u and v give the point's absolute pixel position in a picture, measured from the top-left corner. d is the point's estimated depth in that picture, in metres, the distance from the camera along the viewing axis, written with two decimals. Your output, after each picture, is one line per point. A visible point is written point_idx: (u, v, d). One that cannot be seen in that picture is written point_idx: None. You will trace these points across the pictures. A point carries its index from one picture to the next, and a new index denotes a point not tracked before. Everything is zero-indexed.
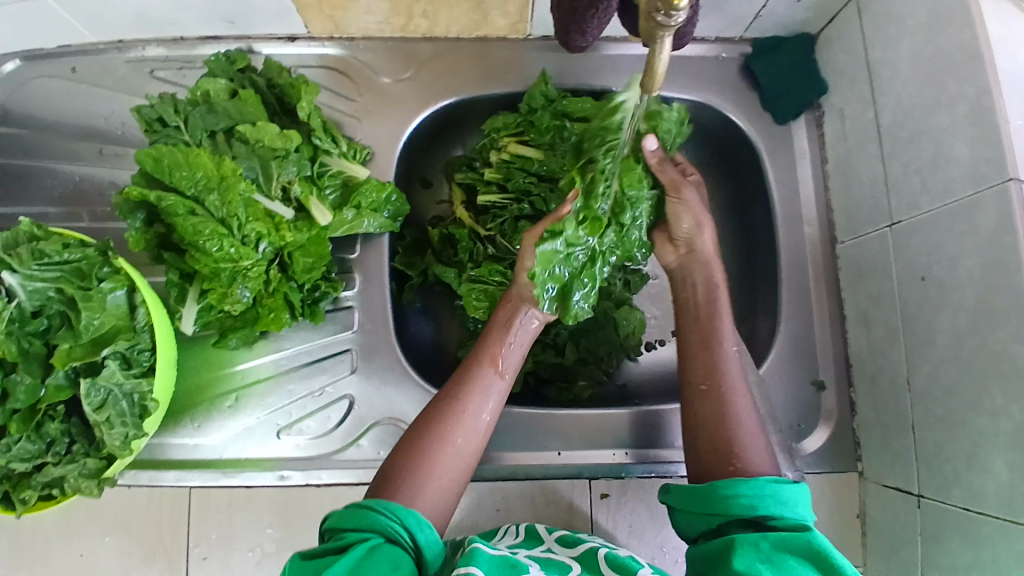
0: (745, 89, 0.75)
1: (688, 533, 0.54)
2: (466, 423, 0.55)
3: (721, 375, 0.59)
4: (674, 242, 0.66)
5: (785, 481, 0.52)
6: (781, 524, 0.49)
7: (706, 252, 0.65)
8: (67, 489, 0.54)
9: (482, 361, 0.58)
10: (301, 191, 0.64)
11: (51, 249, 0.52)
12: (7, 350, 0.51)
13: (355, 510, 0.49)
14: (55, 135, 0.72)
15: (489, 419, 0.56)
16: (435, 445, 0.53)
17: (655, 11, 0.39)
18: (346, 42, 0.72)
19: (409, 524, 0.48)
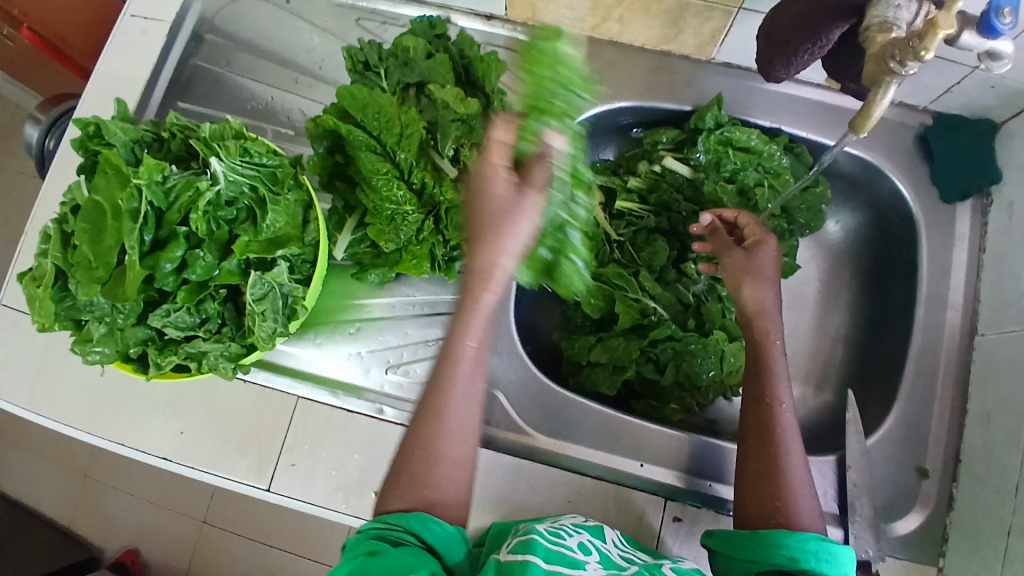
0: (915, 160, 0.73)
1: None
2: (449, 437, 0.50)
3: (773, 429, 0.59)
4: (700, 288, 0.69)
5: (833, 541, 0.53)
6: None
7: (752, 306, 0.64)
8: (206, 365, 0.61)
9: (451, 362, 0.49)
10: (467, 156, 0.66)
11: (255, 150, 0.58)
12: (201, 228, 0.55)
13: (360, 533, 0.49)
14: (261, 56, 0.80)
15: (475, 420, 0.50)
16: (423, 468, 0.49)
17: (890, 57, 0.42)
18: (536, 30, 0.76)
19: (411, 526, 0.48)
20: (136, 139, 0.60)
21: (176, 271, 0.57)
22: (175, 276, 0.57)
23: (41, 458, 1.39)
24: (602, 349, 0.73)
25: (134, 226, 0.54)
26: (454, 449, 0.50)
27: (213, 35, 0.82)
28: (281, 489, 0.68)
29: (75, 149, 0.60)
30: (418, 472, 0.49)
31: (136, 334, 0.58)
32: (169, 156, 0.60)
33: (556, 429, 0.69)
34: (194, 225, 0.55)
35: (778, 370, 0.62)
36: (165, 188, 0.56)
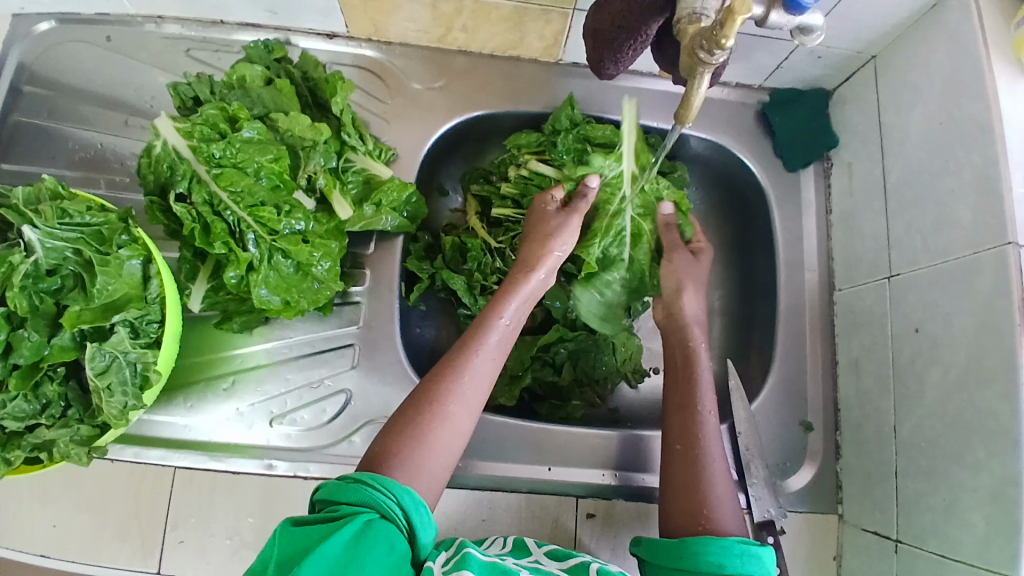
0: (760, 135, 0.78)
1: None
2: (463, 398, 0.54)
3: (698, 438, 0.61)
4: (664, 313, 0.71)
5: (755, 543, 0.53)
6: None
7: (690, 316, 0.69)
8: (56, 454, 0.53)
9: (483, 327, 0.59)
10: (325, 183, 0.64)
11: (74, 210, 0.52)
12: (18, 305, 0.50)
13: (353, 483, 0.46)
14: (83, 101, 0.73)
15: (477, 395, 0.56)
16: (431, 428, 0.52)
17: (699, 47, 0.43)
18: (382, 45, 0.74)
19: (406, 503, 0.46)
20: None
21: (4, 356, 0.51)
22: (4, 361, 0.51)
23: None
24: None
25: None
26: (465, 412, 0.54)
27: (33, 85, 0.73)
28: (172, 570, 0.63)
29: None
30: (424, 436, 0.51)
31: None
32: None
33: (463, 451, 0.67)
34: (10, 303, 0.49)
35: (704, 379, 0.65)
36: None
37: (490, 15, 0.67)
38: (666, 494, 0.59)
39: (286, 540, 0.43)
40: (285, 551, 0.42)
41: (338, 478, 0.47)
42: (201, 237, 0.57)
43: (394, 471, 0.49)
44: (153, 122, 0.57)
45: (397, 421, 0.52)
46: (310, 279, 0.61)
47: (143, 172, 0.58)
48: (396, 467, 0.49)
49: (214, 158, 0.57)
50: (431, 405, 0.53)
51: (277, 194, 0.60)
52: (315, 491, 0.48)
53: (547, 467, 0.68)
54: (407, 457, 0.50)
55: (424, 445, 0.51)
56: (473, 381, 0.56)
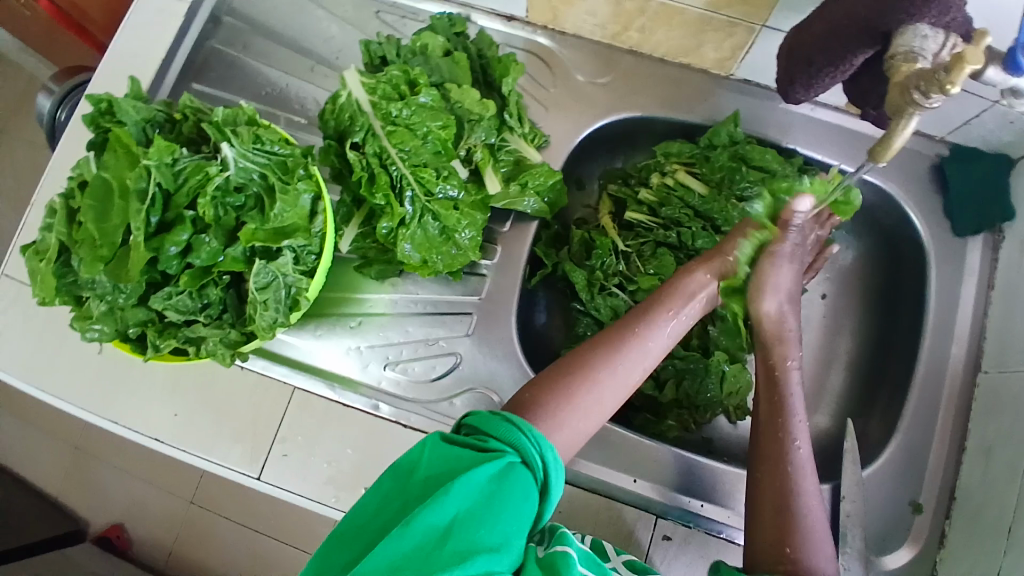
0: (929, 191, 0.73)
1: None
2: (613, 377, 0.55)
3: (790, 468, 0.55)
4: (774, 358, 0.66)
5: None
6: None
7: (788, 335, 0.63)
8: (203, 350, 0.60)
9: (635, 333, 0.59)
10: (481, 157, 0.67)
11: (268, 138, 0.58)
12: (207, 213, 0.55)
13: (503, 419, 0.48)
14: (278, 43, 0.80)
15: (631, 381, 0.57)
16: (580, 390, 0.53)
17: (915, 87, 0.41)
18: (556, 34, 0.76)
19: (547, 458, 0.47)
20: (147, 118, 0.60)
21: (181, 255, 0.57)
22: (180, 259, 0.57)
23: (31, 430, 1.40)
24: None
25: (141, 207, 0.55)
26: (614, 387, 0.55)
27: (231, 17, 0.81)
28: (270, 480, 0.67)
29: (86, 125, 0.59)
30: (573, 398, 0.53)
31: (137, 315, 0.58)
32: (180, 138, 0.60)
33: None
34: (201, 209, 0.55)
35: (794, 404, 0.59)
36: (174, 170, 0.56)
37: (672, 20, 0.67)
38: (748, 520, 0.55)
39: (436, 455, 0.45)
40: (434, 465, 0.45)
41: (489, 411, 0.49)
42: (366, 186, 0.61)
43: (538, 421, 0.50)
44: (342, 74, 0.62)
45: (546, 376, 0.54)
46: (450, 245, 0.65)
47: (326, 117, 0.63)
48: (542, 417, 0.51)
49: (390, 116, 0.61)
50: (586, 373, 0.54)
51: (438, 160, 0.63)
52: (464, 414, 0.50)
53: (633, 479, 0.68)
54: (554, 411, 0.51)
55: (573, 406, 0.52)
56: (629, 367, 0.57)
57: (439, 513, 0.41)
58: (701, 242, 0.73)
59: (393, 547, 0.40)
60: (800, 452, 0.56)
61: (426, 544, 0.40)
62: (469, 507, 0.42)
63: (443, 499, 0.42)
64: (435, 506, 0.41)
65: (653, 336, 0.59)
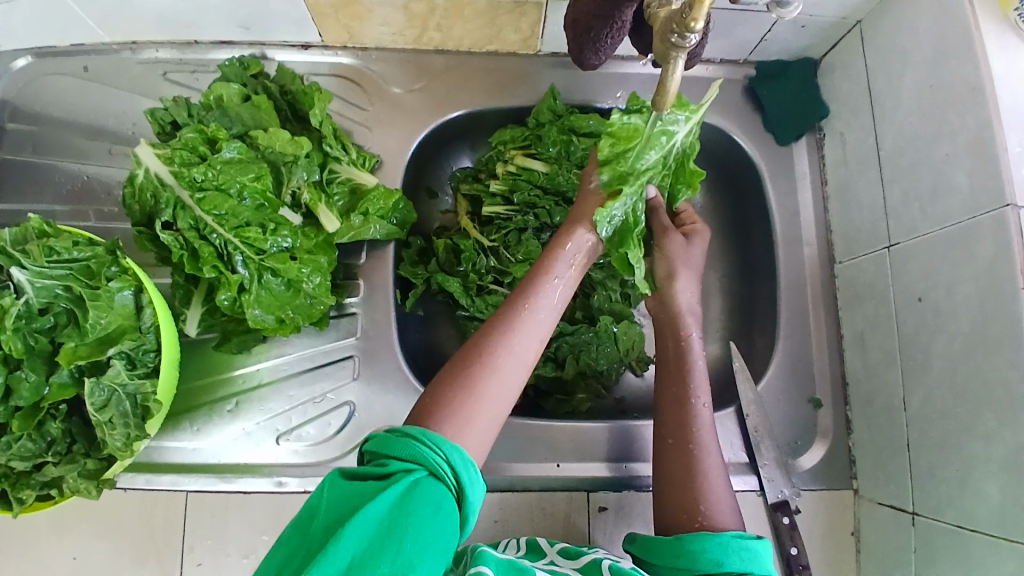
0: (749, 112, 0.77)
1: None
2: (516, 351, 0.50)
3: (692, 435, 0.59)
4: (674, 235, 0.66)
5: (753, 537, 0.53)
6: None
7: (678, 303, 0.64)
8: (66, 489, 0.54)
9: (505, 330, 0.51)
10: (310, 198, 0.64)
11: (61, 247, 0.52)
12: (13, 347, 0.49)
13: (400, 437, 0.44)
14: (64, 133, 0.73)
15: (539, 352, 0.52)
16: (480, 382, 0.48)
17: (670, 32, 0.42)
18: (358, 52, 0.73)
19: (454, 461, 0.44)
20: None
21: (3, 400, 0.51)
22: (4, 404, 0.51)
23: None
24: None
25: None
26: (520, 369, 0.50)
27: (15, 121, 0.73)
28: None
29: None
30: (475, 387, 0.48)
31: None
32: None
33: None
34: (5, 346, 0.49)
35: (697, 372, 0.62)
36: None
37: (463, 12, 0.66)
38: (662, 488, 0.58)
39: (336, 493, 0.42)
40: (333, 508, 0.41)
41: (388, 430, 0.45)
42: (190, 263, 0.57)
43: (442, 424, 0.46)
44: (134, 151, 0.57)
45: (442, 377, 0.49)
46: (301, 297, 0.61)
47: (127, 202, 0.58)
48: (445, 419, 0.46)
49: (196, 182, 0.57)
50: (484, 357, 0.49)
51: (262, 214, 0.59)
52: (365, 442, 0.46)
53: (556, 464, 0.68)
54: (456, 416, 0.46)
55: (475, 401, 0.47)
56: (529, 337, 0.51)
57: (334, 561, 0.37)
58: (559, 217, 0.73)
59: None
60: (700, 427, 0.59)
61: None
62: (366, 548, 0.38)
63: (336, 544, 0.38)
64: (326, 557, 0.37)
65: (531, 343, 0.51)
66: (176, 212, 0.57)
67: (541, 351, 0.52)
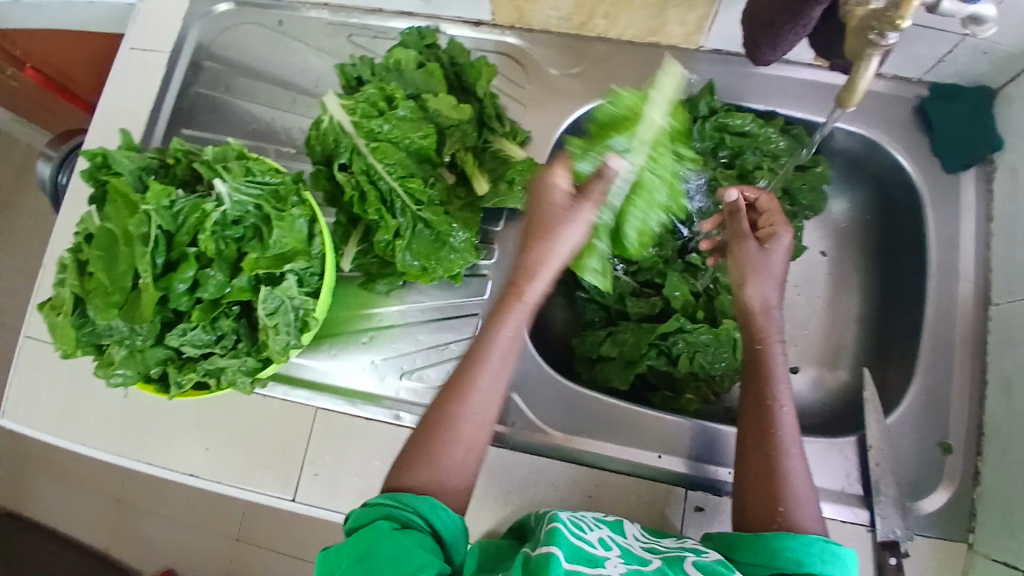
0: (915, 133, 0.73)
1: None
2: (473, 407, 0.54)
3: (773, 431, 0.57)
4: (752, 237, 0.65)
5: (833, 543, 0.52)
6: None
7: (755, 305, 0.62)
8: (224, 380, 0.61)
9: (466, 390, 0.54)
10: (466, 160, 0.69)
11: (258, 170, 0.60)
12: (210, 247, 0.57)
13: (372, 509, 0.49)
14: (257, 80, 0.82)
15: (494, 398, 0.55)
16: (443, 442, 0.53)
17: (870, 29, 0.42)
18: (524, 32, 0.77)
19: (422, 509, 0.49)
20: (142, 166, 0.61)
21: (189, 291, 0.58)
22: (189, 295, 0.58)
23: (40, 481, 1.43)
24: (612, 343, 0.73)
25: (145, 250, 0.55)
26: (475, 426, 0.54)
27: (212, 62, 0.83)
28: (307, 500, 0.69)
29: (86, 180, 0.60)
30: (433, 449, 0.52)
31: (156, 354, 0.59)
32: (175, 181, 0.61)
33: (571, 425, 0.70)
34: (204, 244, 0.56)
35: (777, 371, 0.60)
36: (173, 211, 0.57)
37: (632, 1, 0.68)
38: (744, 478, 0.56)
39: (329, 564, 0.46)
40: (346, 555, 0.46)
41: (353, 510, 0.50)
42: (359, 204, 0.64)
43: (415, 479, 0.51)
44: (322, 100, 0.64)
45: (418, 435, 0.54)
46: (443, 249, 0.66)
47: (312, 143, 0.65)
48: (415, 473, 0.52)
49: (374, 132, 0.63)
50: (440, 417, 0.54)
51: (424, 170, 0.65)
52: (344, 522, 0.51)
53: (657, 455, 0.68)
54: (422, 473, 0.52)
55: (435, 461, 0.52)
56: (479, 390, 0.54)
57: None
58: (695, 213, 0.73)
59: None
60: (781, 424, 0.57)
61: None
62: None
63: None
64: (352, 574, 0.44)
65: (480, 390, 0.54)
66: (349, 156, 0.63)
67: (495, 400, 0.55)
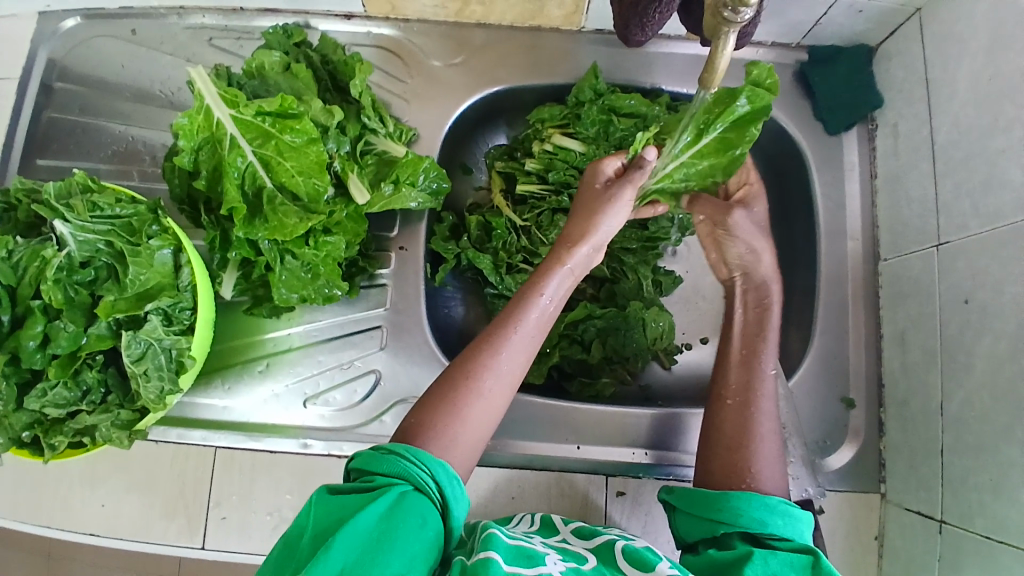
0: (798, 97, 0.74)
1: (687, 538, 0.54)
2: (499, 371, 0.51)
3: (753, 393, 0.59)
4: (729, 266, 0.69)
5: (793, 504, 0.52)
6: (785, 544, 0.49)
7: (763, 275, 0.66)
8: (99, 438, 0.55)
9: (465, 365, 0.51)
10: (342, 166, 0.63)
11: (104, 202, 0.53)
12: (53, 297, 0.50)
13: (387, 453, 0.44)
14: (112, 95, 0.74)
15: (517, 370, 0.53)
16: (463, 403, 0.49)
17: (722, 6, 0.40)
18: (400, 23, 0.73)
19: (439, 477, 0.44)
20: None
21: (42, 346, 0.52)
22: (43, 351, 0.52)
23: None
24: None
25: None
26: (500, 385, 0.51)
27: (63, 82, 0.75)
28: (216, 545, 0.64)
29: None
30: (457, 410, 0.49)
31: (20, 419, 0.53)
32: (19, 226, 0.55)
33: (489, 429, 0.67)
34: (46, 295, 0.50)
35: (770, 336, 0.63)
36: (12, 262, 0.52)
37: None
38: (710, 448, 0.58)
39: (323, 507, 0.41)
40: (320, 520, 0.40)
41: (373, 448, 0.45)
42: (221, 244, 0.60)
43: (429, 444, 0.47)
44: (173, 124, 0.58)
45: (419, 408, 0.49)
46: (326, 272, 0.62)
47: (168, 176, 0.61)
48: (432, 440, 0.47)
49: (239, 166, 0.58)
50: (449, 390, 0.50)
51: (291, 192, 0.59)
52: (350, 458, 0.46)
53: (575, 446, 0.66)
54: (440, 438, 0.47)
55: (460, 420, 0.48)
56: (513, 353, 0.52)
57: (326, 568, 0.37)
58: None
59: None
60: (766, 387, 0.60)
61: None
62: (357, 559, 0.38)
63: (325, 555, 0.37)
64: (315, 567, 0.37)
65: (507, 357, 0.52)
66: (203, 182, 0.58)
67: (513, 372, 0.52)
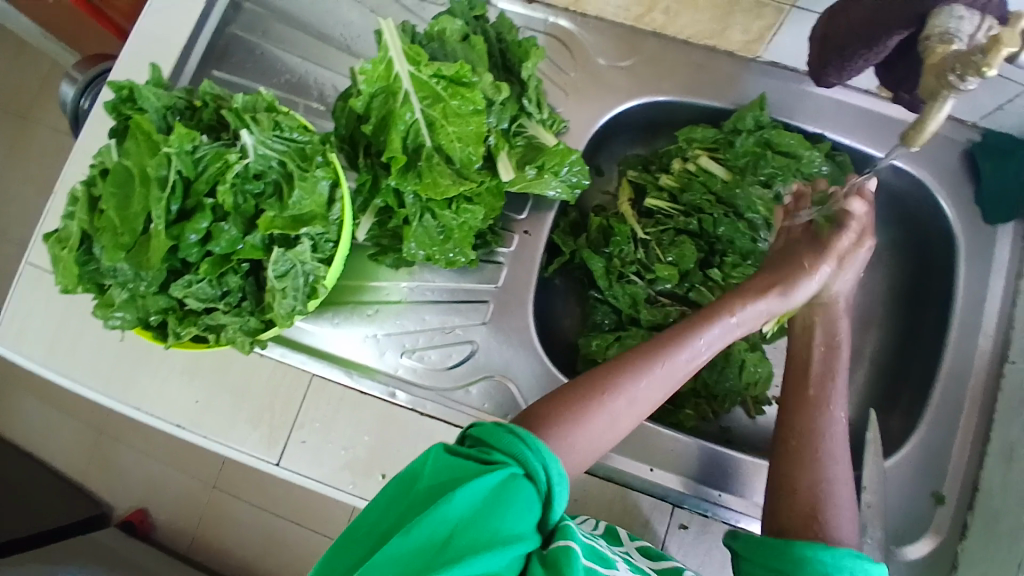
0: (960, 178, 0.71)
1: None
2: (631, 391, 0.53)
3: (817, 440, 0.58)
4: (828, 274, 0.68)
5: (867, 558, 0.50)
6: None
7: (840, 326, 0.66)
8: (224, 338, 0.59)
9: (599, 379, 0.53)
10: (496, 142, 0.65)
11: (287, 125, 0.57)
12: (227, 200, 0.54)
13: (507, 432, 0.45)
14: (295, 29, 0.79)
15: (646, 396, 0.54)
16: (590, 407, 0.51)
17: (952, 70, 0.43)
18: (577, 17, 0.74)
19: (552, 473, 0.44)
20: (168, 106, 0.58)
21: (200, 243, 0.56)
22: (200, 247, 0.56)
23: (25, 401, 1.44)
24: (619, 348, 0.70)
25: (160, 195, 0.53)
26: (627, 403, 0.53)
27: (252, 4, 0.79)
28: (290, 465, 0.67)
29: (107, 112, 0.57)
30: (583, 414, 0.51)
31: (157, 302, 0.57)
32: (200, 125, 0.59)
33: None
34: (221, 197, 0.54)
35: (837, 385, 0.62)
36: (194, 157, 0.55)
37: (698, 1, 0.64)
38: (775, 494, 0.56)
39: (441, 463, 0.43)
40: (438, 472, 0.43)
41: (495, 423, 0.46)
42: (370, 189, 0.64)
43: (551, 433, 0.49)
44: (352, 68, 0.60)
45: (545, 404, 0.52)
46: (459, 239, 0.65)
47: (336, 114, 0.64)
48: (554, 432, 0.49)
49: (407, 119, 0.60)
50: (579, 394, 0.52)
51: (447, 154, 0.61)
52: (468, 425, 0.47)
53: (649, 467, 0.67)
54: (563, 432, 0.49)
55: (583, 426, 0.50)
56: (646, 380, 0.54)
57: (440, 521, 0.40)
58: (723, 228, 0.72)
59: (389, 558, 0.39)
60: (830, 434, 0.59)
61: (424, 552, 0.39)
62: (467, 519, 0.40)
63: (441, 509, 0.40)
64: (432, 516, 0.40)
65: (638, 381, 0.54)
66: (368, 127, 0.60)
67: (645, 400, 0.54)
